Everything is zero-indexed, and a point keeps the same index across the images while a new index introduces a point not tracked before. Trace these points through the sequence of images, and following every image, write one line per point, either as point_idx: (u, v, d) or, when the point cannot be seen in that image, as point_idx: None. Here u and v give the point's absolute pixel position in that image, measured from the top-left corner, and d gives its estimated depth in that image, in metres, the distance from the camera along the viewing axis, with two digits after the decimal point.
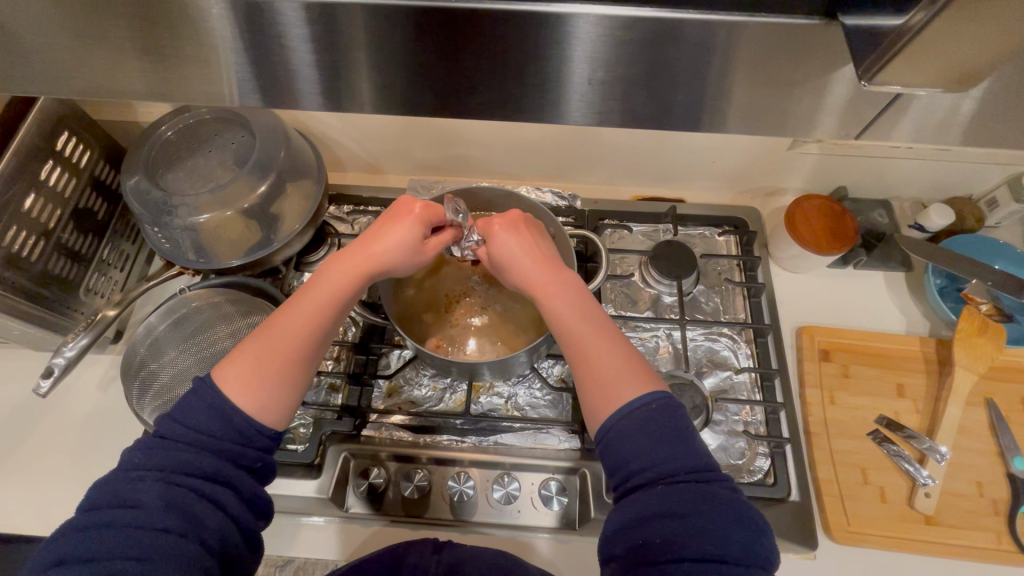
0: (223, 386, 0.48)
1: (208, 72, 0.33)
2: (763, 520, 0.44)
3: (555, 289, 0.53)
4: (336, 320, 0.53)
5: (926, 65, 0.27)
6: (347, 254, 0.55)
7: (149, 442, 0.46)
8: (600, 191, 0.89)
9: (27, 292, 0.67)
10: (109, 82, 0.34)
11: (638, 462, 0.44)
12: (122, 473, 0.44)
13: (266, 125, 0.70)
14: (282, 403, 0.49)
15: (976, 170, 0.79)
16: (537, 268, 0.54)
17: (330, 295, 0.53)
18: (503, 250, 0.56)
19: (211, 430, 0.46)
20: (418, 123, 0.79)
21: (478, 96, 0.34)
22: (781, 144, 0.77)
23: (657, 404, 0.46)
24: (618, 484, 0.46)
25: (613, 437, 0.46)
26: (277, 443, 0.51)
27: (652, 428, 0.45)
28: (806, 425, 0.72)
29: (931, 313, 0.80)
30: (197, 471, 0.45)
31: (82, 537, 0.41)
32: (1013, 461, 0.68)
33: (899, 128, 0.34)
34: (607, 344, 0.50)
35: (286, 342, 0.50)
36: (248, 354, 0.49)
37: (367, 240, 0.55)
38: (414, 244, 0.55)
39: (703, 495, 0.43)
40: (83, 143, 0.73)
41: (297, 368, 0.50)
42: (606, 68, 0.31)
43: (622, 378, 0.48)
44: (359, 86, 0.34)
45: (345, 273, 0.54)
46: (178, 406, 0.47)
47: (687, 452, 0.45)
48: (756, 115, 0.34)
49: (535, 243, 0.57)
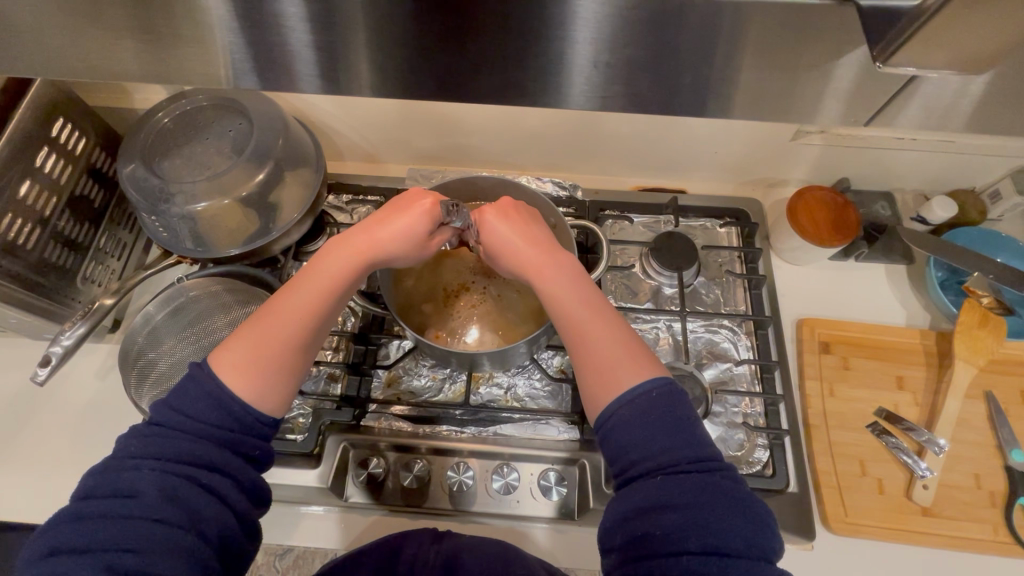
0: (220, 373, 0.47)
1: (202, 52, 0.32)
2: (766, 511, 0.44)
3: (552, 272, 0.53)
4: (336, 309, 0.53)
5: (940, 48, 0.27)
6: (348, 241, 0.54)
7: (145, 429, 0.46)
8: (601, 181, 0.89)
9: (25, 280, 0.66)
10: (102, 62, 0.34)
11: (637, 453, 0.44)
12: (118, 460, 0.44)
13: (265, 112, 0.69)
14: (280, 391, 0.49)
15: (980, 163, 0.78)
16: (533, 251, 0.54)
17: (332, 285, 0.52)
18: (494, 235, 0.55)
19: (209, 419, 0.46)
20: (418, 111, 0.78)
21: (480, 78, 0.34)
22: (784, 134, 0.77)
23: (656, 392, 0.46)
24: (617, 473, 0.46)
25: (612, 427, 0.46)
26: (275, 430, 0.51)
27: (652, 415, 0.45)
28: (806, 416, 0.72)
29: (932, 306, 0.80)
30: (194, 460, 0.44)
31: (77, 526, 0.41)
32: (1011, 453, 0.68)
33: (904, 116, 0.34)
34: (609, 335, 0.50)
35: (284, 330, 0.50)
36: (246, 342, 0.49)
37: (369, 228, 0.54)
38: (419, 235, 0.54)
39: (703, 485, 0.43)
40: (79, 129, 0.72)
41: (295, 357, 0.50)
42: (611, 51, 0.31)
43: (621, 365, 0.48)
44: (357, 66, 0.33)
45: (347, 262, 0.53)
46: (175, 393, 0.47)
47: (687, 440, 0.45)
48: (763, 100, 0.33)
49: (534, 230, 0.56)
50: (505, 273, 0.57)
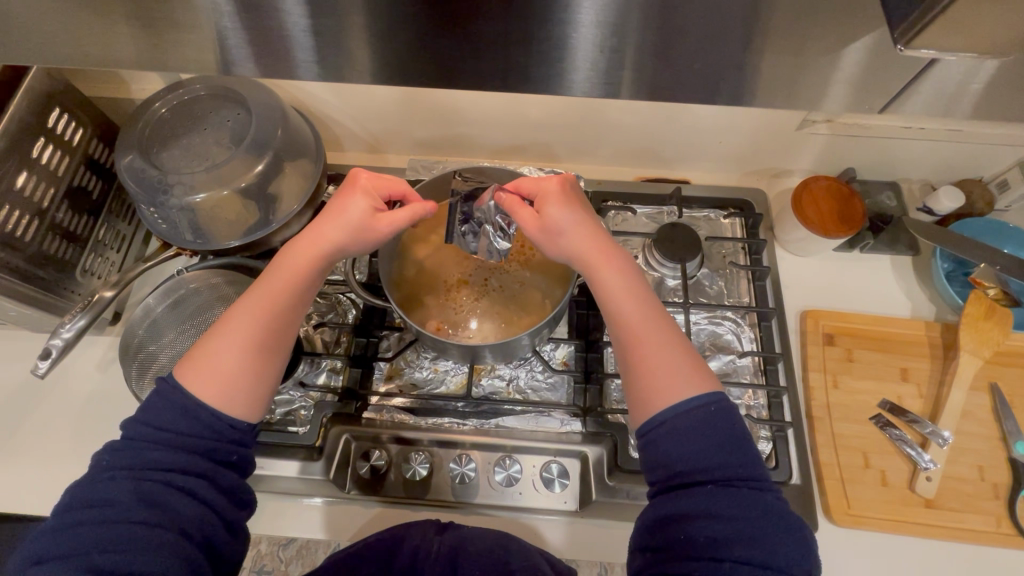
0: (184, 383, 0.47)
1: (198, 38, 0.32)
2: (805, 527, 0.44)
3: (613, 270, 0.52)
4: (298, 307, 0.53)
5: (959, 32, 0.26)
6: (301, 239, 0.53)
7: (116, 442, 0.46)
8: (603, 172, 0.88)
9: (24, 273, 0.66)
10: (95, 45, 0.33)
11: (688, 462, 0.44)
12: (91, 474, 0.44)
13: (264, 102, 0.68)
14: (247, 394, 0.48)
15: (987, 153, 0.77)
16: (596, 245, 0.53)
17: (288, 285, 0.52)
18: (559, 219, 0.53)
19: (178, 429, 0.46)
20: (418, 101, 0.77)
21: (481, 64, 0.33)
22: (791, 123, 0.76)
23: (715, 407, 0.46)
24: (659, 479, 0.45)
25: (664, 432, 0.45)
26: (253, 435, 0.50)
27: (706, 428, 0.45)
28: (808, 408, 0.71)
29: (937, 297, 0.79)
30: (168, 467, 0.44)
31: (56, 537, 0.41)
32: (1014, 445, 0.67)
33: (914, 101, 0.33)
34: (659, 334, 0.50)
35: (246, 334, 0.49)
36: (208, 351, 0.48)
37: (316, 226, 0.53)
38: (360, 219, 0.53)
39: (753, 502, 0.42)
40: (76, 119, 0.71)
41: (264, 359, 0.50)
42: (617, 34, 0.30)
43: (678, 374, 0.47)
44: (357, 51, 0.32)
45: (300, 257, 0.52)
46: (143, 408, 0.47)
47: (740, 457, 0.44)
48: (772, 84, 0.33)
49: (588, 217, 0.54)
50: (552, 258, 0.56)
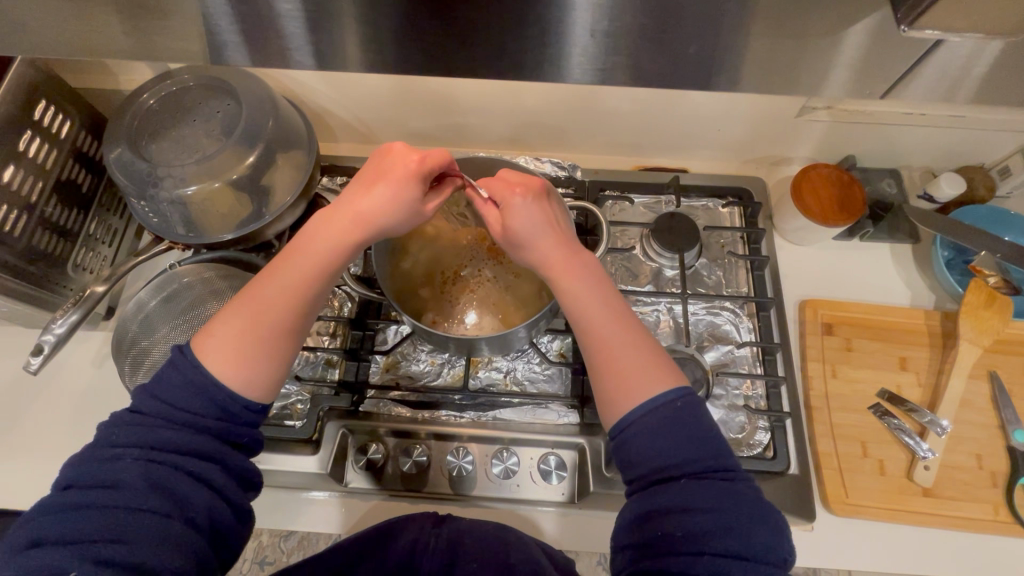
0: (204, 362, 0.46)
1: (184, 24, 0.31)
2: (779, 514, 0.44)
3: (579, 274, 0.52)
4: (325, 285, 0.51)
5: (965, 11, 0.25)
6: (334, 217, 0.51)
7: (125, 419, 0.45)
8: (601, 161, 0.87)
9: (15, 268, 0.65)
10: (78, 32, 0.32)
11: (660, 459, 0.44)
12: (97, 451, 0.44)
13: (254, 92, 0.67)
14: (268, 377, 0.48)
15: (988, 139, 0.76)
16: (559, 250, 0.52)
17: (317, 266, 0.50)
18: (527, 223, 0.51)
19: (192, 409, 0.45)
20: (412, 91, 0.76)
21: (472, 52, 0.32)
22: (791, 110, 0.75)
23: (682, 402, 0.45)
24: (634, 477, 0.45)
25: (633, 432, 0.45)
26: (265, 417, 0.50)
27: (673, 423, 0.44)
28: (807, 398, 0.71)
29: (937, 285, 0.78)
30: (178, 449, 0.44)
31: (59, 519, 0.41)
32: (1013, 434, 0.67)
33: (924, 87, 0.32)
34: (631, 336, 0.49)
35: (273, 317, 0.48)
36: (232, 329, 0.47)
37: (354, 206, 0.51)
38: (406, 205, 0.51)
39: (726, 492, 0.42)
40: (63, 111, 0.70)
41: (285, 340, 0.49)
42: (610, 17, 0.29)
43: (648, 374, 0.47)
44: (346, 38, 0.31)
45: (332, 239, 0.50)
46: (156, 383, 0.46)
47: (710, 448, 0.44)
48: (770, 69, 0.32)
49: (555, 215, 0.53)
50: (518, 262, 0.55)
